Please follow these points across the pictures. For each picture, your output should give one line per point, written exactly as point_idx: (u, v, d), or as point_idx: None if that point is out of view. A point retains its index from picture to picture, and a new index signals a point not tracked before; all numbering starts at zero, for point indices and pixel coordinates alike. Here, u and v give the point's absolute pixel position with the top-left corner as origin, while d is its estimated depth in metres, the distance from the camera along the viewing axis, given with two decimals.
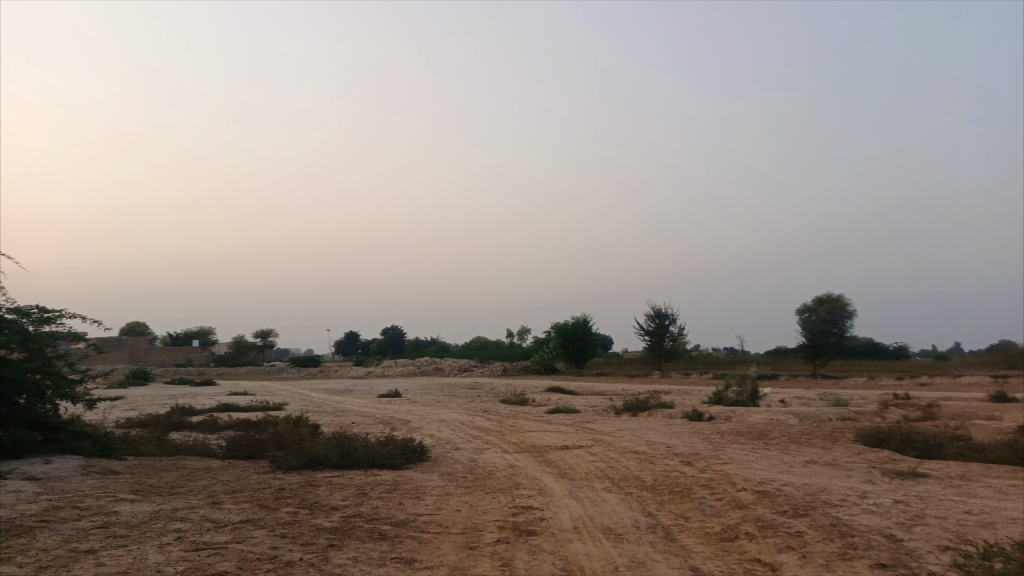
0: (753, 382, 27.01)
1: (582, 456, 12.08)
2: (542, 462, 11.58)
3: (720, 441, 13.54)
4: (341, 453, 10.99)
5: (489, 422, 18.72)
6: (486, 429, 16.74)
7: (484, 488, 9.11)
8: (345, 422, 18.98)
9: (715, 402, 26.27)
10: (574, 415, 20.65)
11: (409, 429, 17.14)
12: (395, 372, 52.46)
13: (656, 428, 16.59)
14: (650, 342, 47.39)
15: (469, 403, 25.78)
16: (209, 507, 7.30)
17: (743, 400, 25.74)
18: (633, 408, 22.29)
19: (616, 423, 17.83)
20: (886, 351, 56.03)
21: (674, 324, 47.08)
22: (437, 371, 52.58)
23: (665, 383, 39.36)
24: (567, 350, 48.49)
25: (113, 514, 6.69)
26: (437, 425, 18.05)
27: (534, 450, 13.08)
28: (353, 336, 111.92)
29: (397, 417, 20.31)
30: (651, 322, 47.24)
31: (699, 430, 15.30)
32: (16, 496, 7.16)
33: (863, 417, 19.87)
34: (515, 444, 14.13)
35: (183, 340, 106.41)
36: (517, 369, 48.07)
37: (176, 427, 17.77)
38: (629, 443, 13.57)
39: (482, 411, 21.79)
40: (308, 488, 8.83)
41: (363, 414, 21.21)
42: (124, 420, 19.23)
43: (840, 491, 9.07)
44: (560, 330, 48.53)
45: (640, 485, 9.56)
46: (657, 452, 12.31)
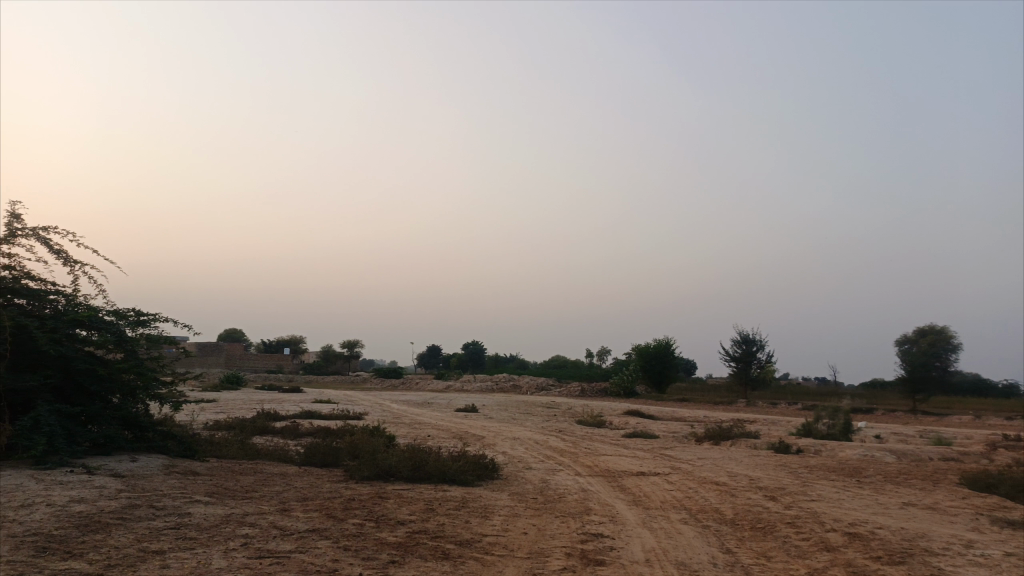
0: (846, 415, 25.60)
1: (659, 484, 11.63)
2: (615, 487, 11.20)
3: (808, 476, 12.77)
4: (413, 466, 10.95)
5: (564, 443, 18.40)
6: (560, 451, 16.46)
7: (554, 512, 8.84)
8: (421, 435, 19.09)
9: (803, 434, 25.02)
10: (652, 440, 20.07)
11: (483, 445, 17.05)
12: (473, 387, 52.77)
13: (738, 458, 15.87)
14: (736, 368, 45.86)
15: (545, 422, 25.51)
16: (279, 513, 7.35)
17: (834, 433, 24.39)
18: (715, 437, 21.46)
19: (696, 451, 17.19)
20: (995, 389, 52.18)
21: (761, 350, 45.50)
22: (515, 387, 52.54)
23: (750, 412, 37.86)
24: (649, 373, 47.48)
25: (186, 516, 6.81)
26: (511, 443, 17.88)
27: (609, 475, 12.70)
28: (435, 350, 113.60)
29: (472, 433, 20.29)
30: (738, 348, 45.85)
31: (784, 463, 14.52)
32: (100, 493, 7.42)
33: (968, 459, 18.43)
34: (590, 467, 13.77)
35: (275, 348, 110.74)
36: (597, 391, 47.38)
37: (259, 432, 18.31)
38: (709, 473, 12.99)
39: (558, 431, 21.50)
40: (377, 500, 8.80)
41: (439, 428, 21.31)
42: (213, 423, 20.00)
43: (943, 539, 8.30)
44: (642, 352, 47.61)
45: (719, 519, 9.06)
46: (738, 484, 11.70)
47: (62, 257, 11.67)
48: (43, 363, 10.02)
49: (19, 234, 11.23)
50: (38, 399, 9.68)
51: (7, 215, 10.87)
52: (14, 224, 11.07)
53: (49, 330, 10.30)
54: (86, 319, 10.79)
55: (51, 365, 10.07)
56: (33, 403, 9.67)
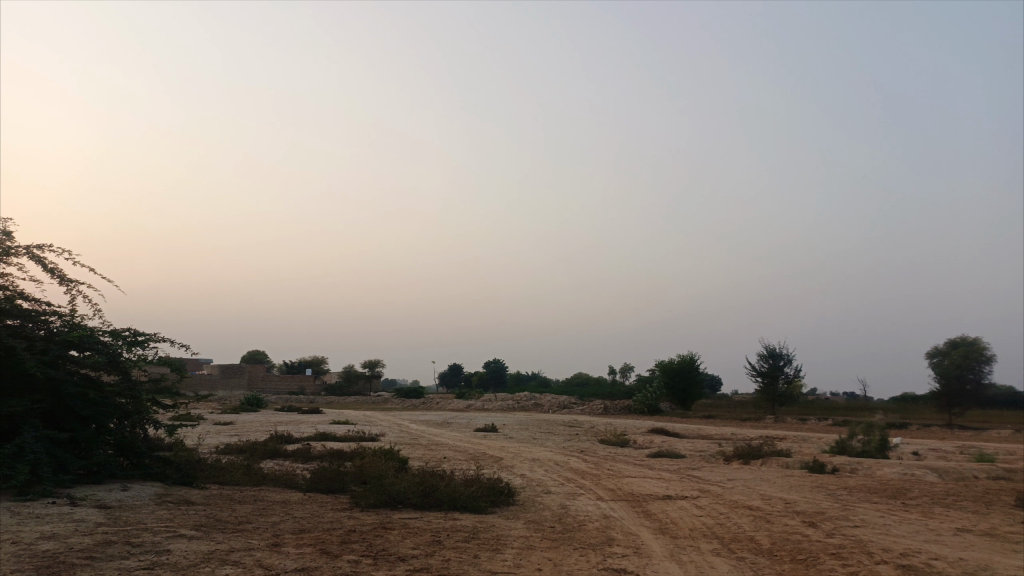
0: (881, 431, 24.49)
1: (687, 510, 10.80)
2: (640, 514, 10.39)
3: (847, 498, 11.86)
4: (423, 492, 10.27)
5: (586, 464, 17.58)
6: (581, 472, 15.69)
7: (572, 543, 8.10)
8: (436, 456, 18.42)
9: (836, 452, 23.96)
10: (678, 460, 19.21)
11: (500, 467, 16.32)
12: (494, 406, 51.97)
13: (770, 479, 15.01)
14: (762, 384, 44.72)
15: (566, 442, 24.69)
16: (268, 549, 6.67)
17: (869, 451, 23.30)
18: (745, 456, 20.51)
19: (725, 472, 16.30)
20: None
21: (788, 364, 44.38)
22: (536, 405, 51.70)
23: (780, 429, 36.70)
24: (673, 390, 46.42)
25: (164, 553, 6.16)
26: (529, 465, 17.13)
27: (633, 499, 11.90)
28: (457, 369, 113.14)
29: (490, 454, 19.54)
30: (764, 362, 44.79)
31: (820, 485, 13.63)
32: (75, 527, 6.81)
33: (1016, 477, 17.34)
34: (612, 491, 12.98)
35: (298, 369, 110.96)
36: (620, 408, 46.35)
37: (270, 455, 17.74)
38: (741, 496, 12.14)
39: (579, 451, 20.73)
40: (380, 532, 8.10)
41: (456, 449, 20.59)
42: (224, 446, 19.51)
43: (1009, 571, 7.41)
44: (666, 369, 46.59)
45: (754, 549, 8.24)
46: (774, 508, 10.84)
47: (57, 275, 11.18)
48: (31, 386, 9.45)
49: (11, 251, 10.78)
50: (24, 424, 9.09)
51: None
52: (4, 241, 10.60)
53: (39, 352, 9.75)
54: (77, 339, 10.22)
55: (40, 388, 9.49)
56: (19, 428, 9.10)
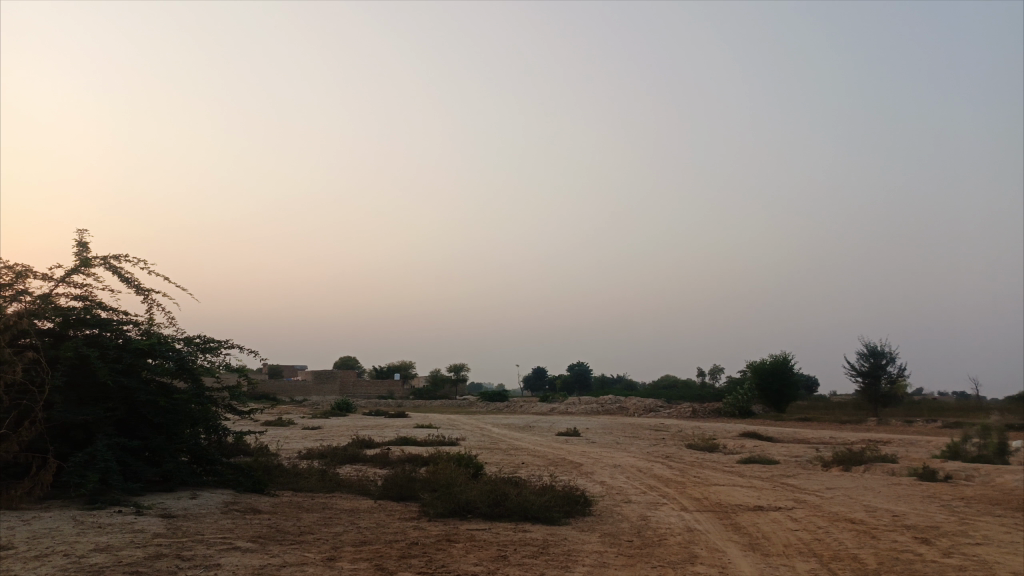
0: (1000, 434, 22.34)
1: (780, 523, 9.90)
2: (728, 527, 9.56)
3: (965, 510, 10.61)
4: (493, 501, 9.80)
5: (671, 471, 16.71)
6: (665, 480, 14.88)
7: (650, 560, 7.42)
8: (514, 462, 17.94)
9: (949, 457, 22.05)
10: (771, 467, 18.03)
11: (579, 474, 15.68)
12: (578, 410, 51.12)
13: (875, 488, 13.76)
14: (863, 384, 42.13)
15: (651, 447, 23.75)
16: (321, 564, 6.33)
17: (987, 455, 21.30)
18: (846, 462, 19.06)
19: (824, 480, 15.10)
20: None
21: (892, 363, 41.63)
22: (622, 409, 50.52)
23: (884, 432, 34.38)
24: (765, 392, 44.39)
25: (212, 568, 5.90)
26: (610, 471, 16.43)
27: (720, 510, 11.05)
28: (542, 372, 112.73)
29: (570, 460, 18.91)
30: (865, 361, 42.20)
31: (933, 494, 12.34)
32: (132, 538, 6.68)
33: None
34: (698, 500, 12.14)
35: (387, 374, 113.30)
36: (709, 411, 44.69)
37: (350, 460, 17.71)
38: (841, 508, 11.06)
39: (664, 457, 19.84)
40: (443, 545, 7.65)
41: (536, 454, 20.07)
42: (306, 452, 19.69)
43: None
44: (757, 370, 44.62)
45: (857, 570, 7.33)
46: (880, 522, 9.78)
47: (133, 285, 11.38)
48: (105, 394, 9.55)
49: (90, 262, 11.00)
50: (98, 432, 9.19)
51: (75, 244, 10.64)
52: (83, 252, 10.84)
53: (112, 361, 9.85)
54: (148, 348, 10.26)
55: (114, 396, 9.59)
56: (93, 436, 9.21)
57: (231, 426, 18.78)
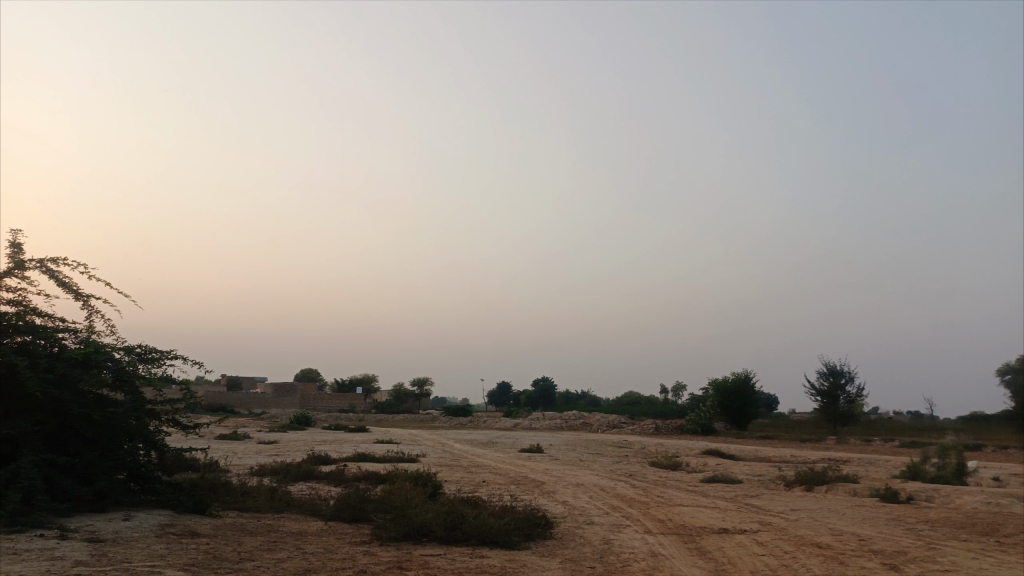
0: (957, 454, 22.52)
1: (746, 547, 9.60)
2: (693, 552, 9.23)
3: (930, 534, 10.44)
4: (449, 524, 9.34)
5: (634, 490, 16.40)
6: (629, 500, 14.56)
7: None
8: (474, 480, 17.49)
9: (908, 477, 22.14)
10: (735, 487, 17.83)
11: (542, 494, 15.27)
12: (542, 426, 50.73)
13: (839, 510, 13.60)
14: (822, 403, 42.54)
15: (614, 465, 23.44)
16: None
17: (945, 475, 21.43)
18: (808, 482, 18.95)
19: (788, 501, 14.92)
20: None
21: (851, 383, 42.13)
22: (585, 425, 50.25)
23: (843, 450, 34.64)
24: (728, 409, 44.54)
25: None
26: (573, 491, 16.05)
27: (684, 533, 10.73)
28: (506, 387, 112.21)
29: (531, 478, 18.50)
30: (824, 380, 42.67)
31: (897, 517, 12.20)
32: (49, 567, 6.08)
33: None
34: (662, 522, 11.81)
35: (349, 387, 111.68)
36: (672, 429, 44.66)
37: (303, 477, 17.04)
38: (807, 531, 10.82)
39: (627, 476, 19.55)
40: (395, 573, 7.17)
41: (497, 472, 19.60)
42: (258, 467, 18.94)
43: None
44: (719, 388, 44.77)
45: None
46: (846, 547, 9.55)
47: (72, 291, 10.73)
48: (35, 407, 8.89)
49: (25, 265, 10.33)
50: (24, 447, 8.53)
51: (7, 245, 9.97)
52: (17, 254, 10.16)
53: (43, 370, 9.17)
54: (84, 357, 9.58)
55: (43, 408, 8.90)
56: (18, 451, 8.53)
57: (173, 440, 18.18)
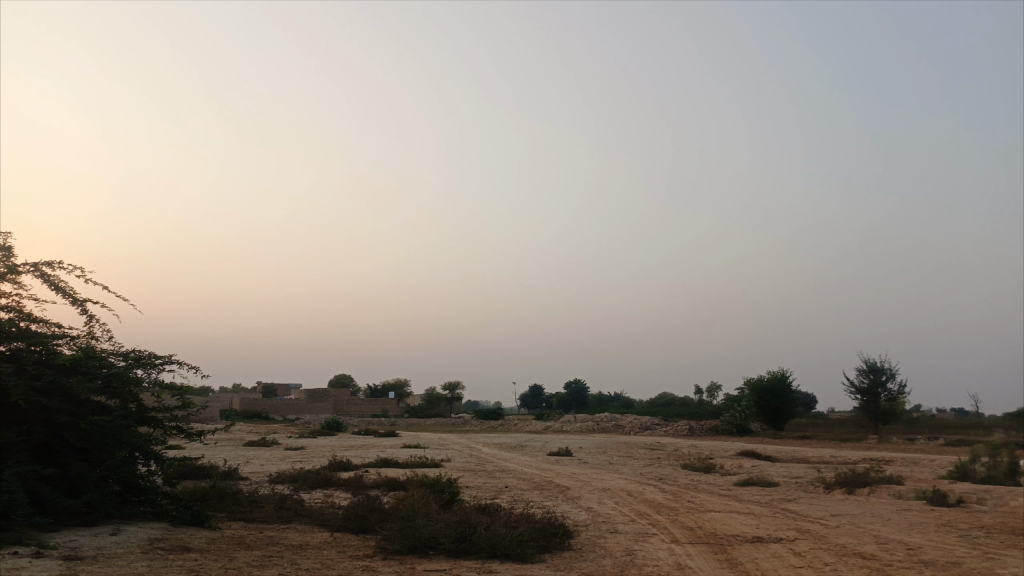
0: (1009, 453, 21.24)
1: (782, 558, 8.81)
2: (723, 564, 8.46)
3: (987, 542, 9.50)
4: (458, 536, 8.73)
5: (663, 495, 15.60)
6: (657, 506, 13.79)
7: None
8: (497, 485, 16.87)
9: (957, 479, 20.95)
10: (771, 490, 16.93)
11: (566, 500, 14.57)
12: (574, 428, 49.96)
13: (884, 515, 12.66)
14: (862, 401, 41.07)
15: (644, 468, 22.63)
16: None
17: (997, 476, 20.18)
18: (850, 484, 17.92)
19: (828, 505, 14.02)
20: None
21: (892, 380, 40.56)
22: (617, 427, 49.26)
23: (886, 450, 33.28)
24: (764, 409, 43.23)
25: None
26: (599, 496, 15.32)
27: (714, 542, 9.93)
28: (539, 390, 111.60)
29: (556, 482, 17.80)
30: (864, 377, 41.11)
31: (948, 522, 11.24)
32: None
33: None
34: (691, 530, 11.04)
35: (382, 392, 111.95)
36: (707, 429, 43.53)
37: (320, 484, 16.57)
38: (849, 540, 9.97)
39: (657, 480, 18.76)
40: None
41: (522, 477, 18.94)
42: (276, 475, 18.50)
43: None
44: (755, 387, 43.50)
45: None
46: (894, 558, 8.68)
47: (68, 295, 10.32)
48: (21, 416, 8.45)
49: (17, 269, 9.93)
50: (8, 458, 8.09)
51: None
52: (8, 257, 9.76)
53: (30, 378, 8.71)
54: (73, 363, 9.06)
55: (30, 418, 8.45)
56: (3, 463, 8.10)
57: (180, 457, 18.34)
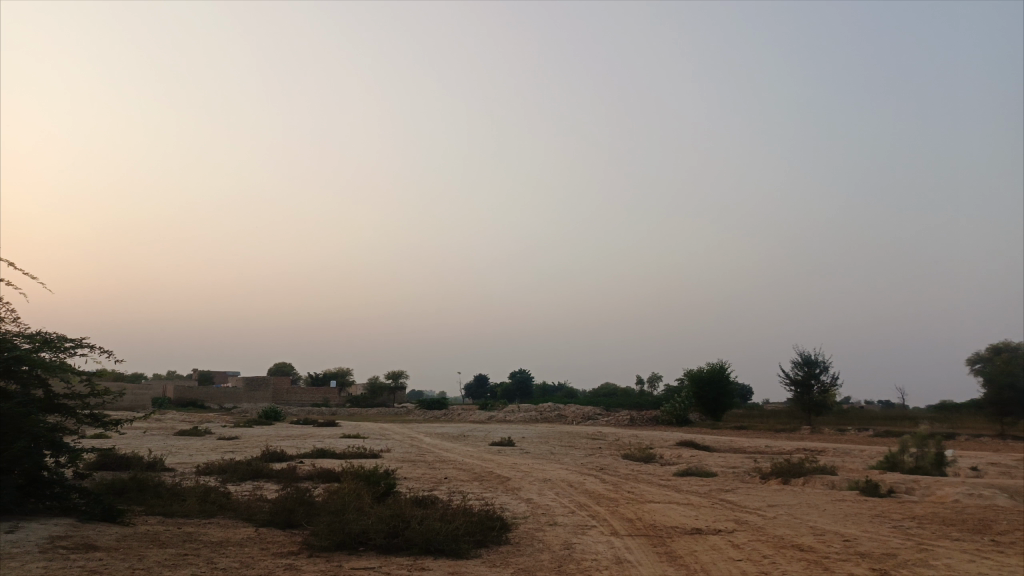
0: (936, 444, 21.88)
1: (721, 550, 8.69)
2: (662, 558, 8.28)
3: (920, 533, 9.59)
4: (390, 531, 8.34)
5: (604, 486, 15.47)
6: (597, 497, 13.63)
7: None
8: (436, 476, 16.48)
9: (887, 469, 21.49)
10: (710, 480, 17.00)
11: (505, 491, 14.28)
12: (517, 418, 49.83)
13: (819, 505, 12.76)
14: (796, 393, 42.07)
15: (585, 458, 22.55)
16: None
17: (924, 466, 20.75)
18: (785, 475, 18.15)
19: (765, 496, 14.08)
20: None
21: (825, 372, 41.66)
22: (560, 417, 49.38)
23: (818, 441, 34.12)
24: (703, 400, 43.90)
25: None
26: (539, 487, 15.09)
27: (653, 535, 9.78)
28: (483, 380, 111.44)
29: (496, 473, 17.50)
30: (799, 370, 42.12)
31: (881, 513, 11.37)
32: None
33: None
34: (631, 522, 10.87)
35: (324, 381, 109.98)
36: (647, 420, 43.98)
37: (250, 476, 15.89)
38: (786, 531, 9.95)
39: (598, 470, 18.66)
40: None
41: (462, 468, 18.59)
42: (204, 466, 17.69)
43: None
44: (694, 378, 44.13)
45: None
46: (832, 550, 8.65)
47: None
48: None
49: None
50: None
51: None
52: None
53: None
54: None
55: None
56: None
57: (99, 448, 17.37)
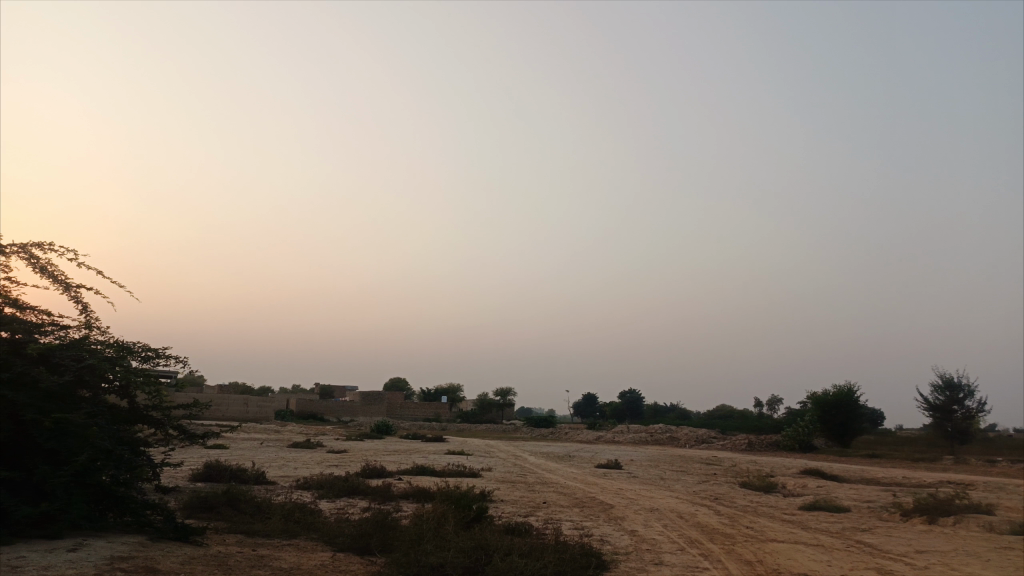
0: None
1: None
2: None
3: None
4: (469, 567, 7.45)
5: (718, 518, 13.93)
6: (711, 532, 12.19)
7: None
8: (534, 500, 15.45)
9: None
10: (840, 517, 15.07)
11: (607, 520, 13.08)
12: (627, 439, 47.96)
13: (980, 553, 10.79)
14: (935, 419, 38.12)
15: (698, 485, 20.85)
16: None
17: None
18: (931, 514, 15.85)
19: (910, 539, 12.16)
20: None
21: (970, 397, 37.53)
22: (672, 439, 47.12)
23: (965, 473, 30.50)
24: (829, 424, 40.63)
25: None
26: (645, 517, 13.76)
27: None
28: (592, 399, 109.50)
29: (599, 499, 16.27)
30: (938, 394, 38.18)
31: None
32: None
33: None
34: (750, 565, 9.46)
35: (435, 397, 111.59)
36: (767, 445, 41.14)
37: (344, 493, 15.42)
38: None
39: (711, 500, 17.05)
40: None
41: (562, 492, 17.48)
42: (301, 480, 17.48)
43: None
44: (819, 401, 40.93)
45: None
46: None
47: (59, 282, 9.35)
48: None
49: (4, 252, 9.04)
50: None
51: None
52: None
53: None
54: (44, 354, 8.14)
55: None
56: None
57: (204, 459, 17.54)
